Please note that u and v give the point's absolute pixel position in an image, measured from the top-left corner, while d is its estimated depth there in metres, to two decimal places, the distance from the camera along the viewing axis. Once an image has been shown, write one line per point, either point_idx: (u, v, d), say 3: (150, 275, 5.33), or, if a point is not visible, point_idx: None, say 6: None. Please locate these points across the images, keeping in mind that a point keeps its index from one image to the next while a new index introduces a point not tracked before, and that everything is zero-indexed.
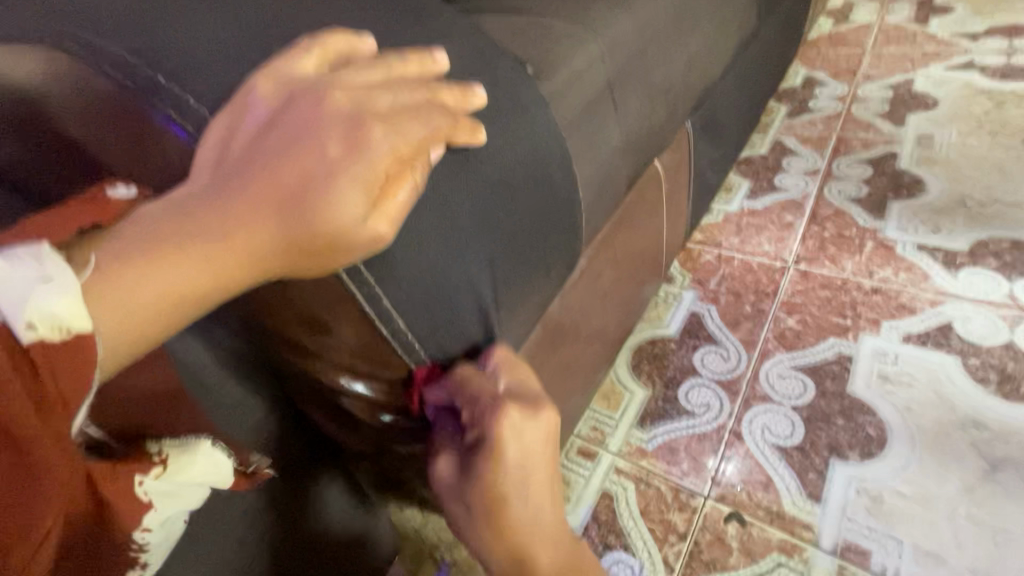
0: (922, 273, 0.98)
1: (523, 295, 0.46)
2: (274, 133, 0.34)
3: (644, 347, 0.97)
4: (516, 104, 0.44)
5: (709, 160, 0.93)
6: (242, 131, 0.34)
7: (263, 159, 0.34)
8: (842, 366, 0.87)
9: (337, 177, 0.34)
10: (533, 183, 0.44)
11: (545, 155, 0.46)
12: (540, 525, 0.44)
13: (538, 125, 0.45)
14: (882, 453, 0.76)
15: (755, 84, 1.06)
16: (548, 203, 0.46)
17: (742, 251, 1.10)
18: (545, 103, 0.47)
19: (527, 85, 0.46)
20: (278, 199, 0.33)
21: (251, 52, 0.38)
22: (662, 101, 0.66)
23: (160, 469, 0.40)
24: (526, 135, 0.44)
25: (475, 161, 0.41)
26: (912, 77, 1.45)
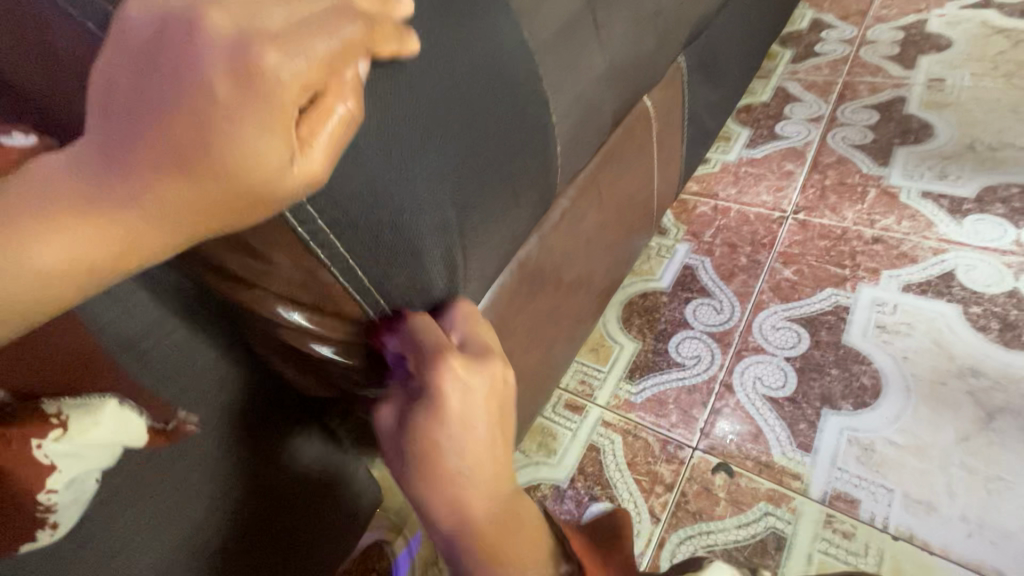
0: (926, 221, 0.93)
1: (484, 228, 0.43)
2: (149, 69, 0.28)
3: (635, 301, 0.94)
4: (476, 10, 0.39)
5: (706, 101, 0.88)
6: (117, 69, 0.28)
7: (144, 111, 0.29)
8: (838, 316, 0.84)
9: (239, 125, 0.29)
10: (491, 103, 0.40)
11: (506, 67, 0.41)
12: (473, 473, 0.41)
13: (499, 33, 0.41)
14: (876, 403, 0.74)
15: (757, 20, 0.99)
16: (511, 127, 0.42)
17: (739, 202, 1.06)
18: (509, 10, 0.42)
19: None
20: (178, 158, 0.29)
21: None
22: (651, 27, 0.61)
23: (59, 432, 0.39)
24: (482, 41, 0.40)
25: (421, 64, 0.36)
26: (925, 17, 1.37)
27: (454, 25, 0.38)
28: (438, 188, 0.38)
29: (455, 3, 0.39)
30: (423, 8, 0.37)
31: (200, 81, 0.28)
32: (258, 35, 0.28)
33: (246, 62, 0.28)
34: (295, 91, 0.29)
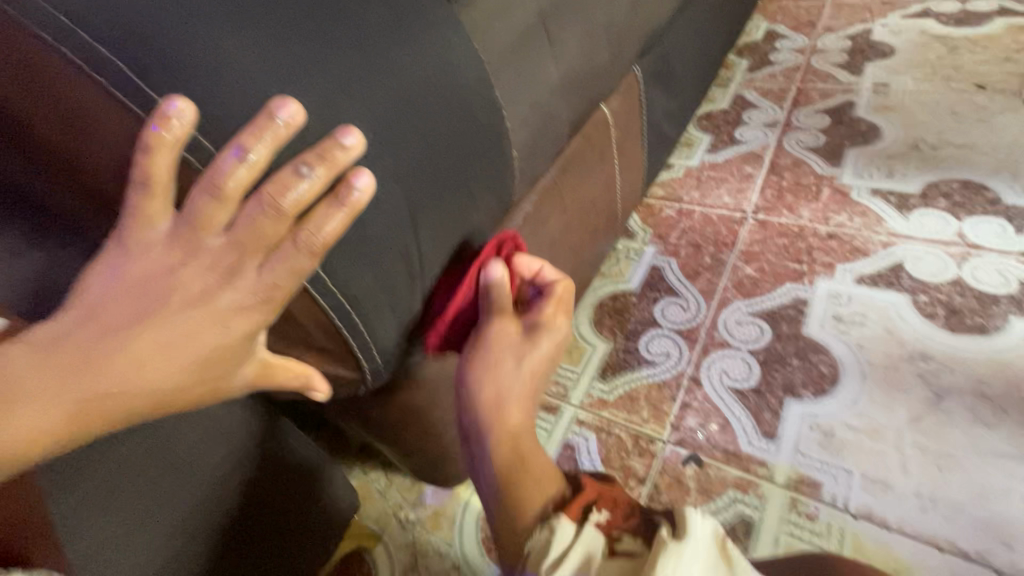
0: (876, 217, 0.98)
1: (446, 228, 0.45)
2: (147, 291, 0.32)
3: (605, 303, 0.97)
4: (425, 22, 0.42)
5: (664, 109, 0.92)
6: (120, 291, 0.32)
7: (136, 324, 0.32)
8: (797, 310, 0.88)
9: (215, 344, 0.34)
10: (445, 107, 0.42)
11: (458, 78, 0.43)
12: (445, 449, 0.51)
13: (451, 47, 0.43)
14: (834, 390, 0.77)
15: (711, 31, 1.04)
16: (465, 131, 0.44)
17: (702, 205, 1.10)
18: (458, 26, 0.45)
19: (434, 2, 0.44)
20: (161, 358, 0.33)
21: None
22: (604, 40, 0.65)
23: None
24: (433, 55, 0.42)
25: (372, 75, 0.38)
26: (870, 27, 1.45)
27: (406, 38, 0.40)
28: (397, 191, 0.40)
29: (404, 15, 0.41)
30: (371, 23, 0.39)
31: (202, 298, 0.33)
32: (196, 213, 0.32)
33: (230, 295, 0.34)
34: (257, 289, 0.34)
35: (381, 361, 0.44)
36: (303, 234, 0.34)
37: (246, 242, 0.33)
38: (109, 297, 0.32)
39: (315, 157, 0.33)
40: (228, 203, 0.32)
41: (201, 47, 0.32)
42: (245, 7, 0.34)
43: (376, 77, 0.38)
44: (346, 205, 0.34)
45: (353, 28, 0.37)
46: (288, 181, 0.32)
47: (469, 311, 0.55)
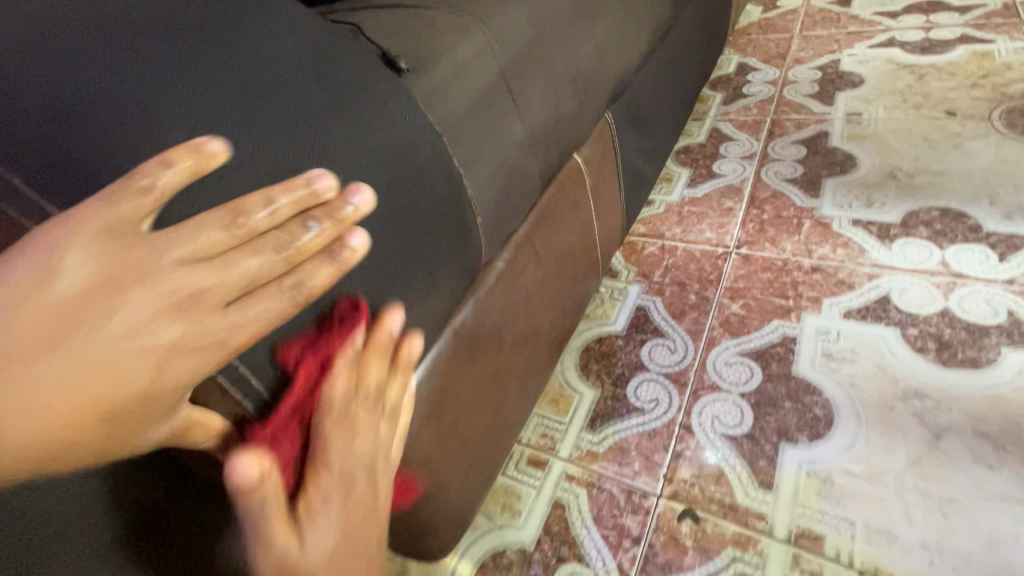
0: (859, 248, 0.98)
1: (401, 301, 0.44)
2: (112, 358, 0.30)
3: (591, 346, 0.94)
4: (366, 98, 0.41)
5: (639, 150, 0.92)
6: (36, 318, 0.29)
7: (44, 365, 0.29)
8: (786, 348, 0.86)
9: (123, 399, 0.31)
10: (393, 183, 0.42)
11: (408, 152, 0.43)
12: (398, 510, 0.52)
13: (398, 120, 0.43)
14: (829, 433, 0.75)
15: (682, 71, 1.05)
16: (415, 202, 0.43)
17: (684, 240, 1.09)
18: (408, 97, 0.44)
19: (378, 75, 0.43)
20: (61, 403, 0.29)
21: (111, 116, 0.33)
22: (571, 92, 0.64)
23: None
24: (378, 131, 0.41)
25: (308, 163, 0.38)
26: (838, 57, 1.48)
27: (348, 116, 0.40)
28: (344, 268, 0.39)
29: (342, 94, 0.41)
30: (311, 109, 0.39)
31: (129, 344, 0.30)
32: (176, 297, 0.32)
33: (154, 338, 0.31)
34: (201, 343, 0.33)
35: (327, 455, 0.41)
36: (294, 284, 0.35)
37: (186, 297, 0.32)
38: (20, 319, 0.29)
39: (323, 213, 0.36)
40: (208, 261, 0.33)
41: (112, 154, 0.33)
42: (167, 107, 0.34)
43: (309, 161, 0.38)
44: (339, 258, 0.37)
45: (292, 118, 0.38)
46: (291, 231, 0.35)
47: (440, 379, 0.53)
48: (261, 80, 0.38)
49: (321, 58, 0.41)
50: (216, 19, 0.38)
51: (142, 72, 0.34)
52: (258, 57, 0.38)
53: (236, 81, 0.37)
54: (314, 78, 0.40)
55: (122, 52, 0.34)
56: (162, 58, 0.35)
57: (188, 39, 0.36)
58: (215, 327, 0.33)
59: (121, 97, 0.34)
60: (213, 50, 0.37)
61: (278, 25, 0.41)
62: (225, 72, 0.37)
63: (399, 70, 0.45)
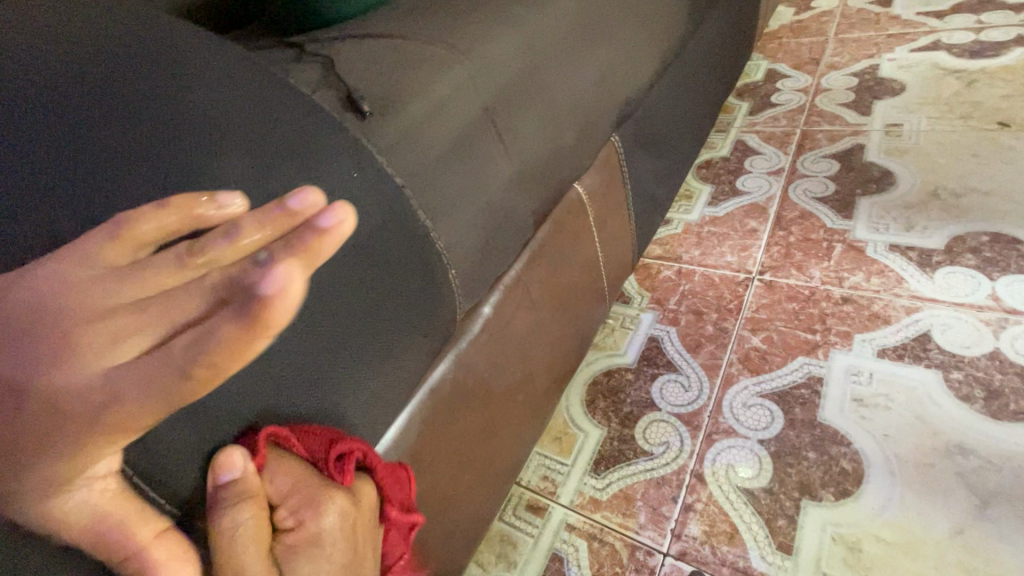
0: (896, 276, 0.89)
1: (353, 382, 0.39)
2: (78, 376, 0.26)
3: (599, 381, 0.88)
4: (306, 161, 0.37)
5: (652, 172, 0.86)
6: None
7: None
8: (812, 390, 0.78)
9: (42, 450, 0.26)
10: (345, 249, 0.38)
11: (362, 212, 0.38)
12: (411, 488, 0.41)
13: (351, 179, 0.38)
14: (858, 492, 0.67)
15: (701, 84, 0.98)
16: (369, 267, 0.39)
17: (703, 264, 1.02)
18: (363, 150, 0.40)
19: (327, 130, 0.39)
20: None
21: (65, 179, 0.30)
22: (569, 121, 0.60)
23: None
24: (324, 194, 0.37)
25: None
26: (877, 62, 1.38)
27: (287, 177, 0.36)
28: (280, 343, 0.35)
29: (280, 153, 0.36)
30: (245, 172, 0.34)
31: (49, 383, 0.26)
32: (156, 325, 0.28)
33: (75, 377, 0.26)
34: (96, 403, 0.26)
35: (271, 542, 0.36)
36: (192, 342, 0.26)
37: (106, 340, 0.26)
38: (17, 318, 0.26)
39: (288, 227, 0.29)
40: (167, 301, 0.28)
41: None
42: (52, 183, 0.29)
43: None
44: (297, 252, 0.27)
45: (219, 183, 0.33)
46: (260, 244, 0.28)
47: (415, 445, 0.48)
48: (175, 143, 0.33)
49: (255, 115, 0.37)
50: (125, 76, 0.34)
51: (23, 141, 0.30)
52: (185, 116, 0.34)
53: (140, 148, 0.32)
54: (254, 136, 0.36)
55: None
56: (49, 125, 0.30)
57: (85, 101, 0.32)
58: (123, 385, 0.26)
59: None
60: (116, 113, 0.32)
61: (205, 80, 0.36)
62: (129, 139, 0.32)
63: (363, 114, 0.41)
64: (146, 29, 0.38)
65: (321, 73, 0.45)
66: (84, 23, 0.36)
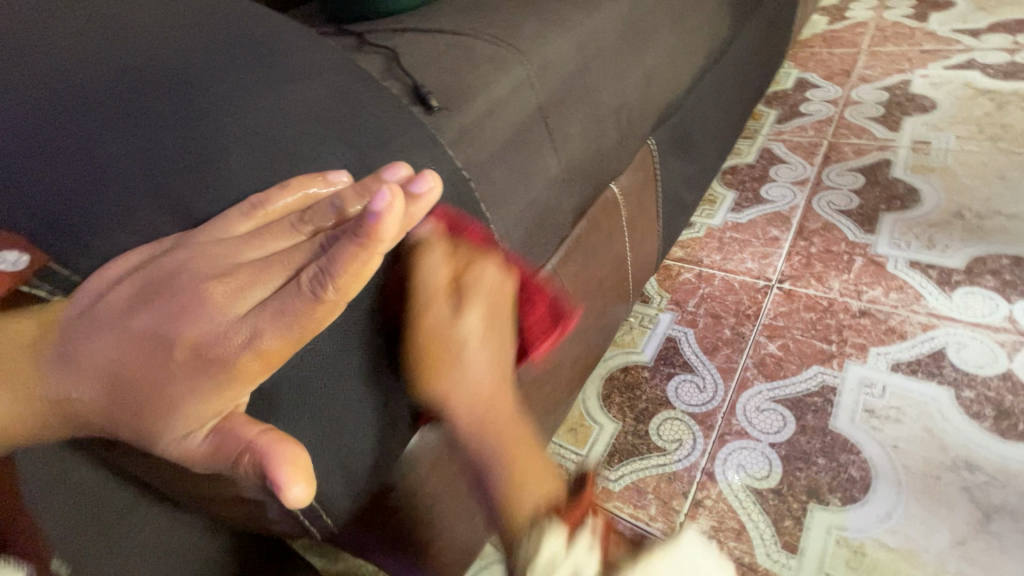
0: (914, 293, 0.91)
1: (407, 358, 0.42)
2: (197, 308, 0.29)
3: (616, 376, 0.91)
4: (388, 154, 0.39)
5: (682, 176, 0.87)
6: (124, 277, 0.30)
7: (116, 336, 0.29)
8: (824, 399, 0.80)
9: (157, 394, 0.29)
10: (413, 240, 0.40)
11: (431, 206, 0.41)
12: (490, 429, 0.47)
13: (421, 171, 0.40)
14: (865, 499, 0.70)
15: (735, 91, 0.99)
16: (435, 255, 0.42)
17: (723, 268, 1.04)
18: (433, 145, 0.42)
19: (405, 124, 0.41)
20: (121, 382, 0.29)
21: (189, 158, 0.33)
22: (613, 123, 0.62)
23: None
24: None
25: None
26: (909, 77, 1.38)
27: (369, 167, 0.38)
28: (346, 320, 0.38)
29: (370, 151, 0.38)
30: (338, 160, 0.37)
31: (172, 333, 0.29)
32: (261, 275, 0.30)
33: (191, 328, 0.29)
34: (236, 343, 0.29)
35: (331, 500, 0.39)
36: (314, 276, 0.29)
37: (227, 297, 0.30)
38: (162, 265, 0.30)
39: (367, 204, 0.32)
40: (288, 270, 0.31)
41: (121, 209, 0.31)
42: (173, 162, 0.33)
43: None
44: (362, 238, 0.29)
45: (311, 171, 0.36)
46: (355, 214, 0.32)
47: None
48: (279, 135, 0.35)
49: (343, 108, 0.39)
50: (228, 63, 0.36)
51: (150, 122, 0.33)
52: (283, 105, 0.36)
53: (248, 132, 0.35)
54: (339, 125, 0.38)
55: (127, 99, 0.33)
56: (172, 109, 0.34)
57: (203, 89, 0.35)
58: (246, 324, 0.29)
59: (131, 144, 0.32)
60: (228, 101, 0.35)
61: (303, 74, 0.39)
62: (237, 127, 0.35)
63: (431, 107, 0.43)
64: (245, 22, 0.40)
65: (389, 65, 0.47)
66: (193, 15, 0.39)
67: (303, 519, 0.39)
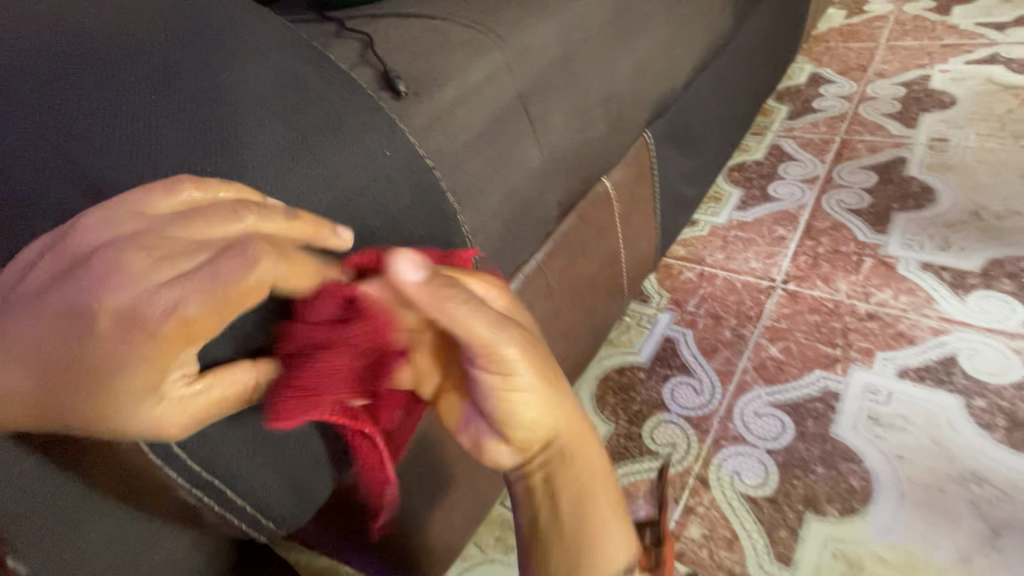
0: (926, 296, 0.87)
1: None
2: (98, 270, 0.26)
3: (610, 377, 0.88)
4: (342, 138, 0.37)
5: (682, 171, 0.84)
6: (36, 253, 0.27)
7: (19, 314, 0.26)
8: (826, 405, 0.77)
9: (52, 368, 0.26)
10: (367, 228, 0.38)
11: (388, 193, 0.39)
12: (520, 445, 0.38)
13: (377, 155, 0.38)
14: (864, 510, 0.67)
15: (740, 84, 0.96)
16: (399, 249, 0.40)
17: (726, 268, 1.00)
18: (394, 128, 0.40)
19: (365, 107, 0.39)
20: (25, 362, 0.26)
21: (124, 129, 0.31)
22: (601, 113, 0.59)
23: None
24: (353, 172, 0.37)
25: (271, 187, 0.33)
26: (928, 72, 1.33)
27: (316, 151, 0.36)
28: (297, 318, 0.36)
29: (315, 136, 0.36)
30: (283, 138, 0.35)
31: (83, 306, 0.25)
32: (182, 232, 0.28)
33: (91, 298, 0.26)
34: (122, 312, 0.25)
35: (274, 497, 0.37)
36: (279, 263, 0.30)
37: (142, 265, 0.26)
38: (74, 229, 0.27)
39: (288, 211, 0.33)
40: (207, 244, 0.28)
41: (24, 178, 0.29)
42: (94, 141, 0.31)
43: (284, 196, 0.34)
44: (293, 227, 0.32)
45: (253, 146, 0.34)
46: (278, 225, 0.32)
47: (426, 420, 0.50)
48: (211, 114, 0.33)
49: (297, 86, 0.37)
50: (181, 37, 0.35)
51: (71, 100, 0.31)
52: (232, 81, 0.35)
53: (188, 104, 0.33)
54: (291, 103, 0.36)
55: (69, 67, 0.32)
56: (95, 86, 0.32)
57: (127, 58, 0.33)
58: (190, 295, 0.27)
59: (68, 110, 0.31)
60: (161, 78, 0.33)
61: (246, 52, 0.36)
62: (165, 105, 0.32)
63: (398, 92, 0.42)
64: None
65: (360, 51, 0.45)
66: None
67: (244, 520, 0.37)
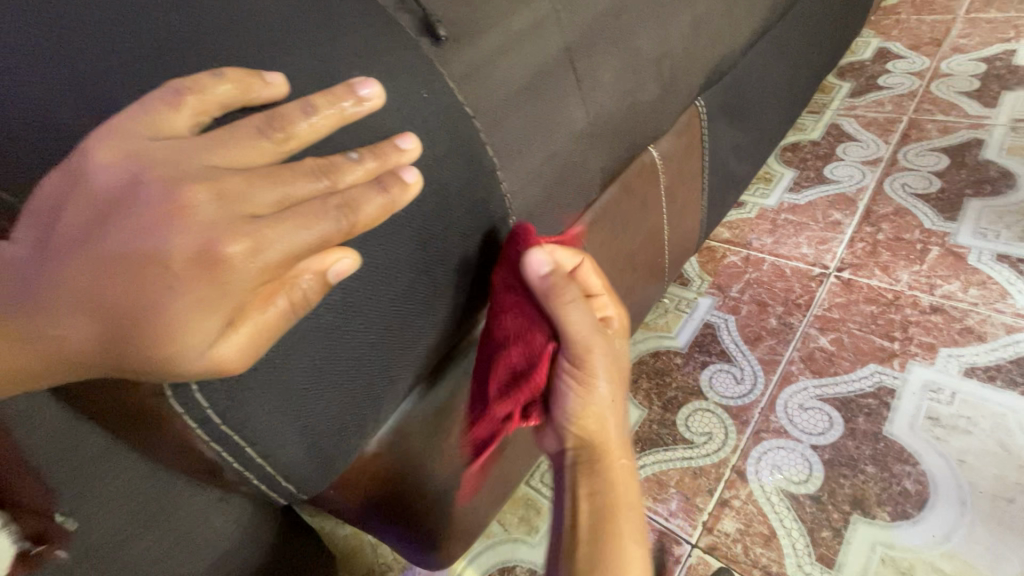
0: (999, 290, 0.79)
1: (403, 305, 0.39)
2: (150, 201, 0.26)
3: (645, 361, 0.84)
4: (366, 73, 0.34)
5: (733, 146, 0.78)
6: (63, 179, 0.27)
7: (65, 246, 0.26)
8: (880, 401, 0.72)
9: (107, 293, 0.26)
10: None
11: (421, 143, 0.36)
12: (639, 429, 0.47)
13: (410, 99, 0.36)
14: (919, 516, 0.62)
15: (802, 53, 0.88)
16: (435, 201, 0.38)
17: (775, 253, 0.94)
18: (429, 72, 0.37)
19: (396, 45, 0.36)
20: (83, 310, 0.26)
21: (139, 51, 0.29)
22: (653, 74, 0.55)
23: None
24: (385, 117, 0.35)
25: None
26: (1013, 47, 1.21)
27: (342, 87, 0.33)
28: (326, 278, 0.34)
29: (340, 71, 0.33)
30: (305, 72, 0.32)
31: (140, 252, 0.26)
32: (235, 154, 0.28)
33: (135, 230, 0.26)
34: (191, 246, 0.26)
35: (296, 456, 0.35)
36: (339, 204, 0.29)
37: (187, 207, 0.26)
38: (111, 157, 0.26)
39: (368, 150, 0.31)
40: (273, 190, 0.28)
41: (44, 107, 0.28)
42: (107, 65, 0.29)
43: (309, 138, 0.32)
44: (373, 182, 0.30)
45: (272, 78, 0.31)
46: (337, 162, 0.30)
47: (453, 393, 0.48)
48: (230, 40, 0.31)
49: (323, 18, 0.34)
50: None
51: (83, 21, 0.29)
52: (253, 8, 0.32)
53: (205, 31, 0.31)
54: (314, 36, 0.33)
55: None
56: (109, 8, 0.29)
57: None
58: (264, 232, 0.27)
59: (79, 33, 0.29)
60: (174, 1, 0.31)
61: None
62: (181, 28, 0.30)
63: (438, 38, 0.38)
64: None
65: None
66: None
67: (260, 478, 0.36)
